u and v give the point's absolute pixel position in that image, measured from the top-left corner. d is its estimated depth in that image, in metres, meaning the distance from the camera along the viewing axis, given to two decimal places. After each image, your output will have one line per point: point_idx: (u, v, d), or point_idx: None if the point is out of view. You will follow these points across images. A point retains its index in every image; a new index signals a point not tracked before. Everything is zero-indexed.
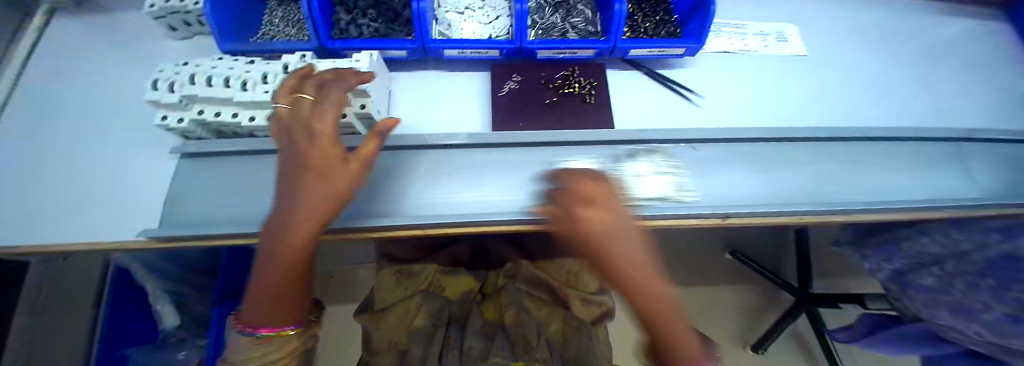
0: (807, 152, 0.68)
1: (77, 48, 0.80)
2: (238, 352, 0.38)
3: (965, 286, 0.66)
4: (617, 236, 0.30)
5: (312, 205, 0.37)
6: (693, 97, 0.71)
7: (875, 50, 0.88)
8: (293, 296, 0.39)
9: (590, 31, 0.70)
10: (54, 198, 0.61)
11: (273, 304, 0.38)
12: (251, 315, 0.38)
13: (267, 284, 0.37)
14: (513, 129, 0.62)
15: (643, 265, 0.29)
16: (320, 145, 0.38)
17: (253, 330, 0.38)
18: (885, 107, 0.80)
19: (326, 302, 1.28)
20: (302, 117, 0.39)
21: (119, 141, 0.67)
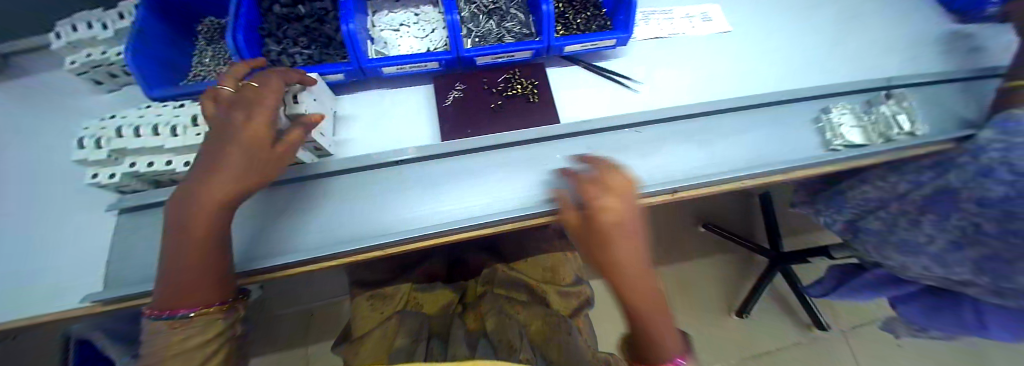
0: (739, 121, 0.72)
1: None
2: (156, 335, 0.37)
3: (911, 224, 0.72)
4: (622, 229, 0.43)
5: (223, 180, 0.38)
6: (631, 83, 0.73)
7: (795, 17, 0.94)
8: (209, 277, 0.39)
9: (525, 33, 0.72)
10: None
11: (182, 284, 0.38)
12: (161, 295, 0.38)
13: (175, 266, 0.37)
14: (461, 137, 0.63)
15: (627, 248, 0.43)
16: (251, 123, 0.39)
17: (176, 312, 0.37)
18: (811, 69, 0.85)
19: (311, 339, 1.25)
20: (237, 100, 0.41)
21: (49, 206, 0.64)
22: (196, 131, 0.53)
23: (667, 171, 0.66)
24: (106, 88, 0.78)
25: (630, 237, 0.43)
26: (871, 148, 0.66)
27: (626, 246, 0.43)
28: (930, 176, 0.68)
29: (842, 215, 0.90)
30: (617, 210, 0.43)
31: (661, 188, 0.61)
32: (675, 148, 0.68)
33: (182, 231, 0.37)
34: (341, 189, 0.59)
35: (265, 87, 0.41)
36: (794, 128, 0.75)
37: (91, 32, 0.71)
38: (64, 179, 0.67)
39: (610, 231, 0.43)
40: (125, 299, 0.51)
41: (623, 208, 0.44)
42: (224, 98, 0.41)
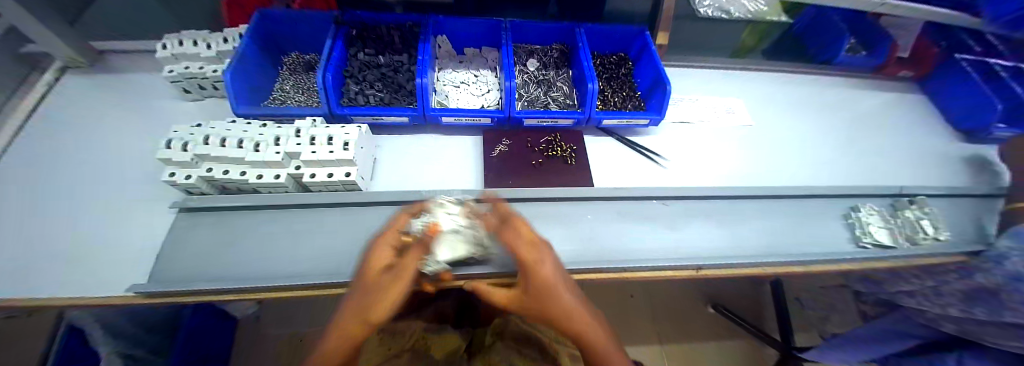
0: (761, 207, 0.78)
1: (86, 105, 0.85)
2: None
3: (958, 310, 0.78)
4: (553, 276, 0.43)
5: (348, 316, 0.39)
6: (659, 160, 0.80)
7: (811, 119, 1.04)
8: None
9: (568, 103, 0.82)
10: (32, 252, 0.60)
11: None
12: None
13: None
14: (504, 186, 0.68)
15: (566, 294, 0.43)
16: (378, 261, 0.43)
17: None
18: (827, 168, 0.92)
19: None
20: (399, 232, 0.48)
21: (113, 193, 0.69)
22: (276, 149, 0.59)
23: (693, 246, 0.69)
24: (190, 96, 0.87)
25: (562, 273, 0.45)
26: (921, 248, 0.76)
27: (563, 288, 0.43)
28: (958, 276, 0.81)
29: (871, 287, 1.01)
30: (547, 265, 0.43)
31: (688, 264, 0.64)
32: (702, 225, 0.72)
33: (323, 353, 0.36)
34: (384, 218, 0.63)
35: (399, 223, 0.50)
36: (813, 222, 0.79)
37: (194, 49, 0.80)
38: (133, 170, 0.74)
39: (550, 284, 0.42)
40: (162, 296, 0.53)
41: (548, 258, 0.44)
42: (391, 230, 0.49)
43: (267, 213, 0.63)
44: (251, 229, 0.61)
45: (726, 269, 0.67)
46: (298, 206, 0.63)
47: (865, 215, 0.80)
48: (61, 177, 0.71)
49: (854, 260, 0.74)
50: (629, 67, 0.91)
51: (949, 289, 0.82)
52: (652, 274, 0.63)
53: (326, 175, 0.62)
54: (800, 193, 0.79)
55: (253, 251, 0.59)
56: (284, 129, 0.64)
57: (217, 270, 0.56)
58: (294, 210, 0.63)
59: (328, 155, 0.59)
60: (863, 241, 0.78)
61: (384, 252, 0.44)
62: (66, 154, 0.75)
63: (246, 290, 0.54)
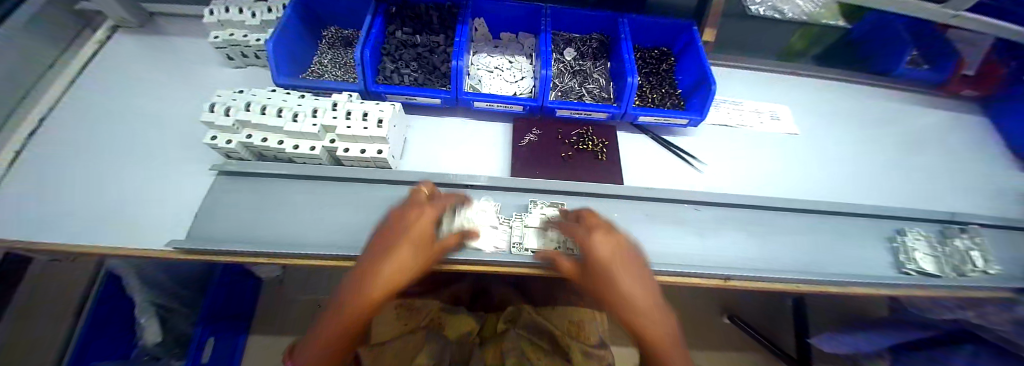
0: (799, 221, 0.74)
1: (134, 64, 0.89)
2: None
3: None
4: (621, 261, 0.43)
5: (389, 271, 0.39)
6: (695, 162, 0.77)
7: (860, 132, 0.97)
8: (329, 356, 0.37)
9: (603, 96, 0.80)
10: (84, 200, 0.63)
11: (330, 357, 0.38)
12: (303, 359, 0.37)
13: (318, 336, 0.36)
14: (530, 176, 0.68)
15: (636, 283, 0.41)
16: (415, 226, 0.45)
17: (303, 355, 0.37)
18: (873, 186, 0.86)
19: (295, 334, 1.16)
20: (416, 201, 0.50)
21: (157, 151, 0.73)
22: (313, 121, 0.60)
23: (722, 255, 0.67)
24: (233, 64, 0.89)
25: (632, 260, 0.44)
26: (968, 280, 0.71)
27: (632, 276, 0.42)
28: (1001, 307, 0.78)
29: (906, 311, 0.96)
30: (612, 246, 0.44)
31: (718, 272, 0.61)
32: (733, 234, 0.69)
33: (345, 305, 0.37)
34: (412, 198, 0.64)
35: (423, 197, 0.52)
36: (852, 242, 0.75)
37: (240, 16, 0.81)
38: (175, 130, 0.77)
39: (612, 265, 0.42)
40: (199, 252, 0.56)
41: (616, 242, 0.44)
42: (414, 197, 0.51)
43: (300, 183, 0.64)
44: (284, 197, 0.63)
45: (754, 281, 0.64)
46: (329, 179, 0.64)
47: (912, 240, 0.75)
48: (109, 131, 0.75)
49: (893, 284, 0.70)
50: (670, 63, 0.87)
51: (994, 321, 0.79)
52: (678, 279, 0.62)
53: (359, 150, 0.63)
54: (842, 209, 0.75)
55: (286, 218, 0.60)
56: (322, 101, 0.64)
57: (251, 233, 0.59)
58: (326, 182, 0.64)
59: (362, 131, 0.60)
60: (906, 267, 0.73)
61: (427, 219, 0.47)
62: (115, 109, 0.79)
63: (276, 255, 0.56)
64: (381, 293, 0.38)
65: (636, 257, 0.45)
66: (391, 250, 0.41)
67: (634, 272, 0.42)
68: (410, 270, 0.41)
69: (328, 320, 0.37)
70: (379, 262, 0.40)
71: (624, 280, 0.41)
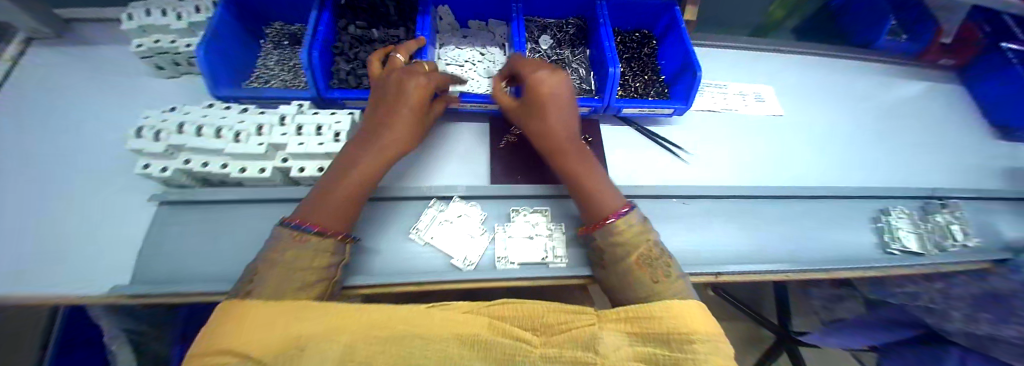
0: (789, 208, 0.72)
1: (39, 73, 0.74)
2: (283, 245, 0.38)
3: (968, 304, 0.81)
4: (557, 108, 0.52)
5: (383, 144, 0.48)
6: (682, 154, 0.73)
7: (844, 108, 0.95)
8: (350, 208, 0.44)
9: (584, 88, 0.74)
10: (2, 247, 0.54)
11: (338, 210, 0.43)
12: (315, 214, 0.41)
13: (332, 191, 0.44)
14: (513, 182, 0.65)
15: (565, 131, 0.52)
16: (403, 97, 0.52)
17: (307, 226, 0.40)
18: (857, 164, 0.85)
19: None
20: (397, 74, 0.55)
21: (83, 179, 0.62)
22: (259, 139, 0.54)
23: (712, 250, 0.65)
24: (165, 74, 0.77)
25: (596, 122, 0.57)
26: (951, 257, 0.72)
27: (562, 125, 0.52)
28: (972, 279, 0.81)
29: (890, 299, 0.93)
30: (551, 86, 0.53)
31: (706, 271, 0.59)
32: (723, 227, 0.67)
33: (354, 167, 0.46)
34: (383, 216, 0.59)
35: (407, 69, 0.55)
36: (840, 225, 0.74)
37: (163, 19, 0.70)
38: (102, 152, 0.66)
39: (542, 111, 0.52)
40: (142, 299, 0.50)
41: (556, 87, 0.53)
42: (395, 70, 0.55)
43: (254, 208, 0.57)
44: (238, 226, 0.56)
45: (746, 276, 0.62)
46: (289, 201, 0.58)
47: (895, 220, 0.76)
48: (21, 159, 0.63)
49: (879, 266, 0.70)
50: (652, 47, 0.82)
51: (959, 292, 0.83)
52: None
53: (316, 169, 0.56)
54: (830, 193, 0.74)
55: (243, 250, 0.54)
56: (268, 116, 0.57)
57: (202, 270, 0.52)
58: (284, 205, 0.58)
59: (318, 147, 0.54)
60: (890, 247, 0.74)
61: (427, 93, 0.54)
62: (23, 128, 0.66)
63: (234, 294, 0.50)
64: (380, 156, 0.48)
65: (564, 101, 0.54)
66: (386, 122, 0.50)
67: (562, 120, 0.52)
68: (404, 137, 0.50)
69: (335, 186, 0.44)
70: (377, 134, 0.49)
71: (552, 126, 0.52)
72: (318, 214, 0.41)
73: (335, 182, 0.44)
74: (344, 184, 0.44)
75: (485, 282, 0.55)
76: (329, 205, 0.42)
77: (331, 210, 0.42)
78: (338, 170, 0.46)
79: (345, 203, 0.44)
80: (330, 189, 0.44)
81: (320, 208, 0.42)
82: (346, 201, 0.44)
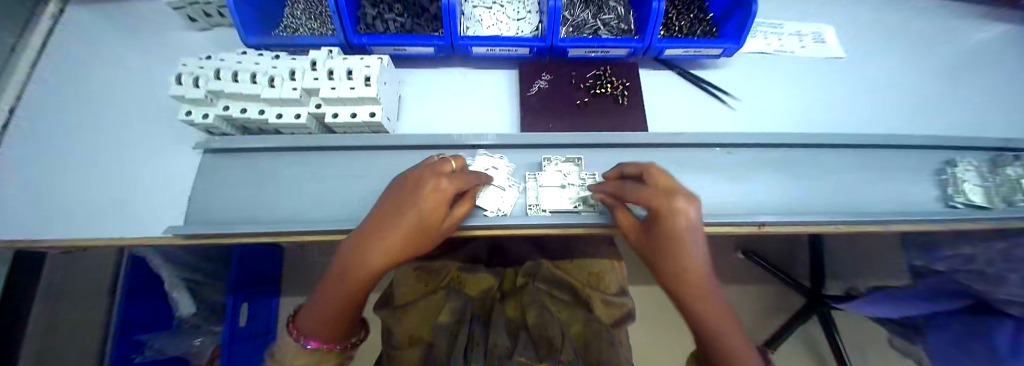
0: (842, 157, 0.67)
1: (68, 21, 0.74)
2: (292, 347, 0.44)
3: None
4: (690, 252, 0.37)
5: (376, 260, 0.40)
6: (729, 99, 0.68)
7: (912, 52, 0.85)
8: (343, 320, 0.43)
9: (623, 29, 0.69)
10: (70, 193, 0.59)
11: (331, 325, 0.42)
12: (309, 329, 0.43)
13: (323, 309, 0.42)
14: (545, 130, 0.61)
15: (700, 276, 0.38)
16: (399, 223, 0.40)
17: (304, 341, 0.43)
18: (923, 113, 0.77)
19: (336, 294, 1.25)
20: (405, 185, 0.42)
21: (128, 130, 0.64)
22: (293, 84, 0.53)
23: (754, 200, 0.61)
24: (198, 26, 0.77)
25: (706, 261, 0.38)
26: None
27: (695, 274, 0.37)
28: None
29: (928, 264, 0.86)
30: (683, 227, 0.37)
31: (749, 221, 0.57)
32: (768, 177, 0.63)
33: (338, 288, 0.41)
34: (416, 162, 0.60)
35: (420, 177, 0.42)
36: (895, 177, 0.69)
37: None
38: (144, 105, 0.67)
39: (674, 252, 0.38)
40: (201, 237, 0.55)
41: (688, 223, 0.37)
42: (412, 177, 0.43)
43: (293, 156, 0.60)
44: (279, 174, 0.59)
45: (792, 226, 0.59)
46: (325, 149, 0.60)
47: (964, 172, 0.68)
48: (75, 112, 0.65)
49: (939, 220, 0.65)
50: None
51: None
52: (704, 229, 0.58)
53: (349, 114, 0.56)
54: (891, 142, 0.67)
55: (287, 198, 0.58)
56: (299, 61, 0.56)
57: (259, 213, 0.57)
58: (323, 153, 0.60)
59: (350, 91, 0.53)
60: (953, 200, 0.69)
61: (427, 214, 0.41)
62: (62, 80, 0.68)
63: (286, 232, 0.55)
64: (368, 274, 0.41)
65: (696, 244, 0.38)
66: (379, 242, 0.40)
67: (699, 267, 0.38)
68: (394, 261, 0.42)
69: (325, 302, 0.42)
70: (365, 254, 0.40)
71: (687, 270, 0.38)
72: (311, 329, 0.43)
73: (324, 305, 0.42)
74: (323, 313, 0.42)
75: (518, 228, 0.55)
76: (319, 324, 0.42)
77: (320, 331, 0.43)
78: (330, 287, 0.41)
79: (333, 325, 0.43)
80: (319, 306, 0.42)
81: (311, 322, 0.42)
82: (333, 324, 0.43)
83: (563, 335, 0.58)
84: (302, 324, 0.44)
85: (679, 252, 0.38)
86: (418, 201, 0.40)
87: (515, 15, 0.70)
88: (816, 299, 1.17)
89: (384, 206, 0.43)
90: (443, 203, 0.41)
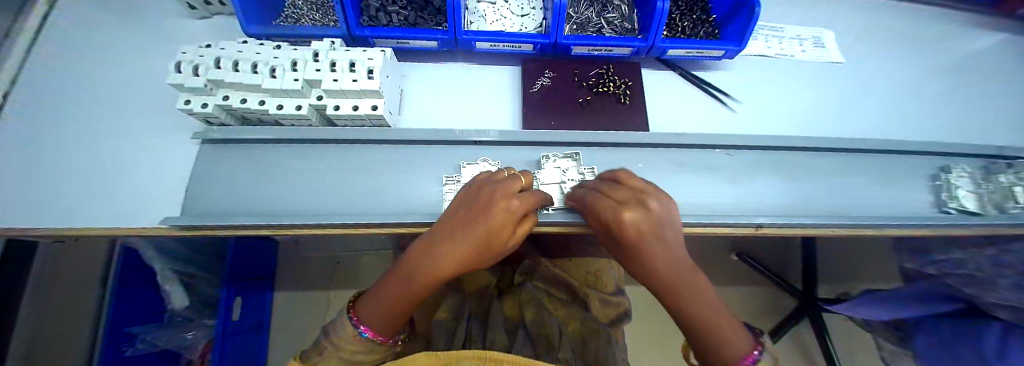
0: (839, 161, 0.67)
1: None
2: (343, 338, 0.40)
3: None
4: (659, 245, 0.34)
5: (453, 257, 0.39)
6: (729, 101, 0.69)
7: (911, 58, 0.86)
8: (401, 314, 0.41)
9: (627, 27, 0.69)
10: (56, 181, 0.57)
11: (390, 316, 0.40)
12: (367, 319, 0.40)
13: (389, 299, 0.40)
14: (546, 128, 0.61)
15: (676, 270, 0.33)
16: (480, 223, 0.39)
17: (361, 328, 0.40)
18: (920, 120, 0.78)
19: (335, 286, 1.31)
20: (481, 189, 0.42)
21: (124, 119, 0.63)
22: (294, 75, 0.53)
23: (752, 202, 0.62)
24: (198, 14, 0.76)
25: (670, 266, 0.33)
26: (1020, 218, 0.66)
27: (668, 267, 0.33)
28: None
29: (920, 268, 0.87)
30: (641, 220, 0.35)
31: (749, 223, 0.57)
32: (766, 179, 0.63)
33: (409, 280, 0.40)
34: (417, 157, 0.60)
35: (501, 182, 0.42)
36: (890, 182, 0.69)
37: None
38: (141, 93, 0.66)
39: (637, 247, 0.35)
40: (195, 228, 0.54)
41: (647, 214, 0.35)
42: (489, 181, 0.44)
43: (293, 148, 0.59)
44: (278, 166, 0.58)
45: (790, 229, 0.60)
46: (325, 141, 0.59)
47: (957, 178, 0.69)
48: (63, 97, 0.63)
49: (933, 225, 0.66)
50: None
51: None
52: (703, 230, 0.59)
53: (351, 107, 0.56)
54: (888, 147, 0.68)
55: (285, 190, 0.58)
56: (300, 51, 0.55)
57: (256, 205, 0.57)
58: (322, 146, 0.60)
59: (352, 84, 0.52)
60: (946, 206, 0.70)
61: (509, 217, 0.39)
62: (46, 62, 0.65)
63: (283, 225, 0.54)
64: (443, 269, 0.39)
65: (665, 233, 0.35)
66: (457, 239, 0.39)
67: (672, 259, 0.34)
68: (467, 262, 0.40)
69: (391, 293, 0.40)
70: (442, 250, 0.39)
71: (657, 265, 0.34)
72: (370, 319, 0.40)
73: (390, 294, 0.40)
74: (387, 304, 0.40)
75: None
76: (381, 315, 0.40)
77: (382, 324, 0.40)
78: (400, 276, 0.40)
79: (395, 317, 0.41)
80: (384, 296, 0.40)
81: (372, 312, 0.40)
82: (393, 316, 0.41)
83: (561, 332, 0.59)
84: (360, 311, 0.41)
85: (642, 247, 0.35)
86: (501, 201, 0.40)
87: (519, 12, 0.70)
88: (809, 301, 1.18)
89: (458, 208, 0.42)
90: (524, 208, 0.40)
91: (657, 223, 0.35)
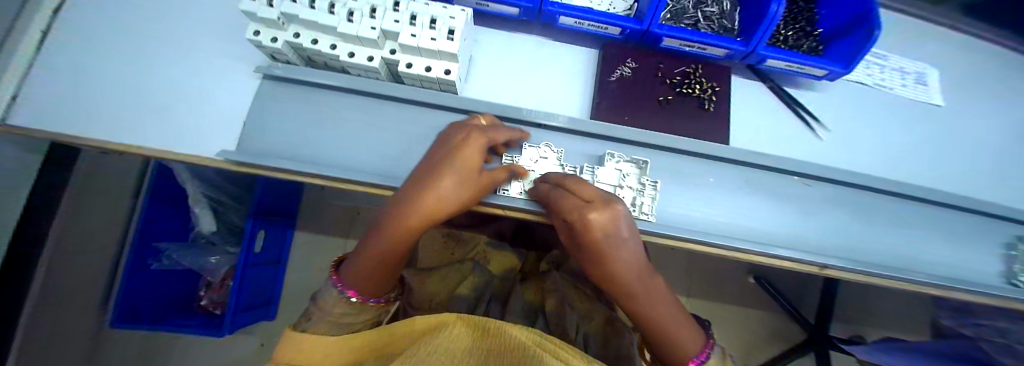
0: (917, 211, 0.63)
1: None
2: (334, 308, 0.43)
3: None
4: (619, 248, 0.37)
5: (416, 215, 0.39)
6: (817, 127, 0.63)
7: (1014, 112, 0.78)
8: (382, 270, 0.43)
9: (724, 26, 0.64)
10: (110, 92, 0.56)
11: (368, 277, 0.43)
12: (351, 279, 0.43)
13: (366, 259, 0.42)
14: (619, 122, 0.57)
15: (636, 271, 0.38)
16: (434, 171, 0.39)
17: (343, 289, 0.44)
18: (1010, 181, 0.72)
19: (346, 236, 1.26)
20: (447, 141, 0.42)
21: (181, 39, 0.61)
22: (372, 23, 0.50)
23: (819, 239, 0.59)
24: None
25: (630, 268, 0.38)
26: None
27: (630, 267, 0.37)
28: None
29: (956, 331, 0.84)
30: (600, 228, 0.36)
31: (815, 261, 0.55)
32: (837, 218, 0.59)
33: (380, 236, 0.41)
34: None
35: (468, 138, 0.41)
36: (965, 243, 0.65)
37: None
38: (197, 13, 0.64)
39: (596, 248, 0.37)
40: (243, 165, 0.53)
41: (606, 222, 0.36)
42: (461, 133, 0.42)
43: (356, 100, 0.57)
44: (339, 116, 0.57)
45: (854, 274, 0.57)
46: (389, 98, 0.57)
47: None
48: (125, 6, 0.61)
49: (998, 294, 0.62)
50: None
51: None
52: (770, 259, 0.55)
53: (423, 68, 0.53)
54: (974, 206, 0.63)
55: (342, 142, 0.56)
56: None
57: (309, 150, 0.56)
58: (385, 102, 0.57)
59: (431, 42, 0.49)
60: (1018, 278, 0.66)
61: (465, 161, 0.40)
62: None
63: (338, 178, 0.53)
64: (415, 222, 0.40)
65: (622, 229, 0.37)
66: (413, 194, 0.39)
67: (633, 262, 0.38)
68: (442, 208, 0.40)
69: (366, 252, 0.43)
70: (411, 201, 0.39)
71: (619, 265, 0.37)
72: (352, 278, 0.43)
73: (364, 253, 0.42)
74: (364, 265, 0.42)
75: None
76: (363, 277, 0.43)
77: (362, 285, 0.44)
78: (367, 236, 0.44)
79: (377, 279, 0.44)
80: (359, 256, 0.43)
81: (353, 272, 0.43)
82: (372, 278, 0.43)
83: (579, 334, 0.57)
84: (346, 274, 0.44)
85: (604, 251, 0.37)
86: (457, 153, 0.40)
87: None
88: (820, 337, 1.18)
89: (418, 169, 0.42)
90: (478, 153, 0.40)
91: (614, 227, 0.37)
